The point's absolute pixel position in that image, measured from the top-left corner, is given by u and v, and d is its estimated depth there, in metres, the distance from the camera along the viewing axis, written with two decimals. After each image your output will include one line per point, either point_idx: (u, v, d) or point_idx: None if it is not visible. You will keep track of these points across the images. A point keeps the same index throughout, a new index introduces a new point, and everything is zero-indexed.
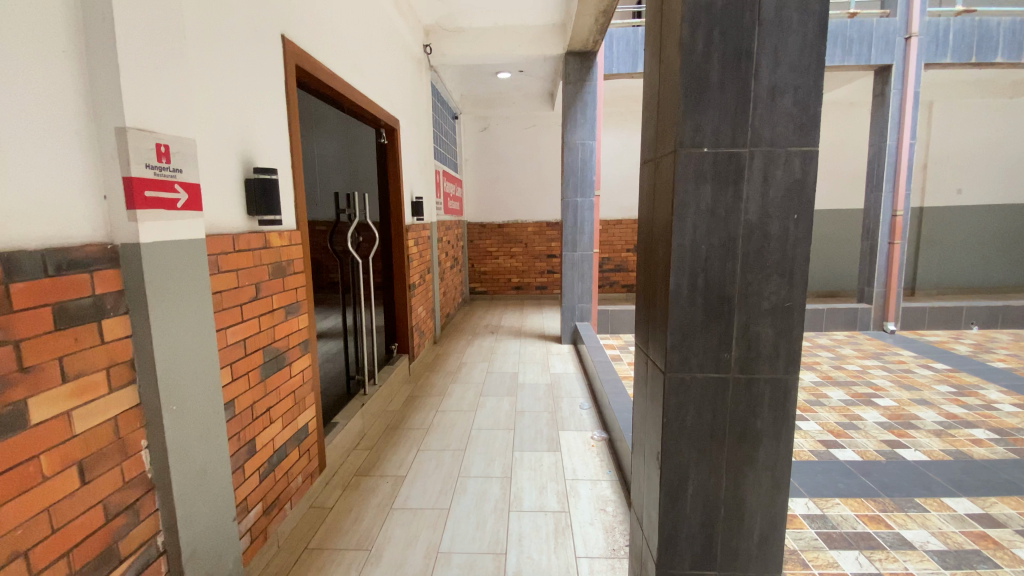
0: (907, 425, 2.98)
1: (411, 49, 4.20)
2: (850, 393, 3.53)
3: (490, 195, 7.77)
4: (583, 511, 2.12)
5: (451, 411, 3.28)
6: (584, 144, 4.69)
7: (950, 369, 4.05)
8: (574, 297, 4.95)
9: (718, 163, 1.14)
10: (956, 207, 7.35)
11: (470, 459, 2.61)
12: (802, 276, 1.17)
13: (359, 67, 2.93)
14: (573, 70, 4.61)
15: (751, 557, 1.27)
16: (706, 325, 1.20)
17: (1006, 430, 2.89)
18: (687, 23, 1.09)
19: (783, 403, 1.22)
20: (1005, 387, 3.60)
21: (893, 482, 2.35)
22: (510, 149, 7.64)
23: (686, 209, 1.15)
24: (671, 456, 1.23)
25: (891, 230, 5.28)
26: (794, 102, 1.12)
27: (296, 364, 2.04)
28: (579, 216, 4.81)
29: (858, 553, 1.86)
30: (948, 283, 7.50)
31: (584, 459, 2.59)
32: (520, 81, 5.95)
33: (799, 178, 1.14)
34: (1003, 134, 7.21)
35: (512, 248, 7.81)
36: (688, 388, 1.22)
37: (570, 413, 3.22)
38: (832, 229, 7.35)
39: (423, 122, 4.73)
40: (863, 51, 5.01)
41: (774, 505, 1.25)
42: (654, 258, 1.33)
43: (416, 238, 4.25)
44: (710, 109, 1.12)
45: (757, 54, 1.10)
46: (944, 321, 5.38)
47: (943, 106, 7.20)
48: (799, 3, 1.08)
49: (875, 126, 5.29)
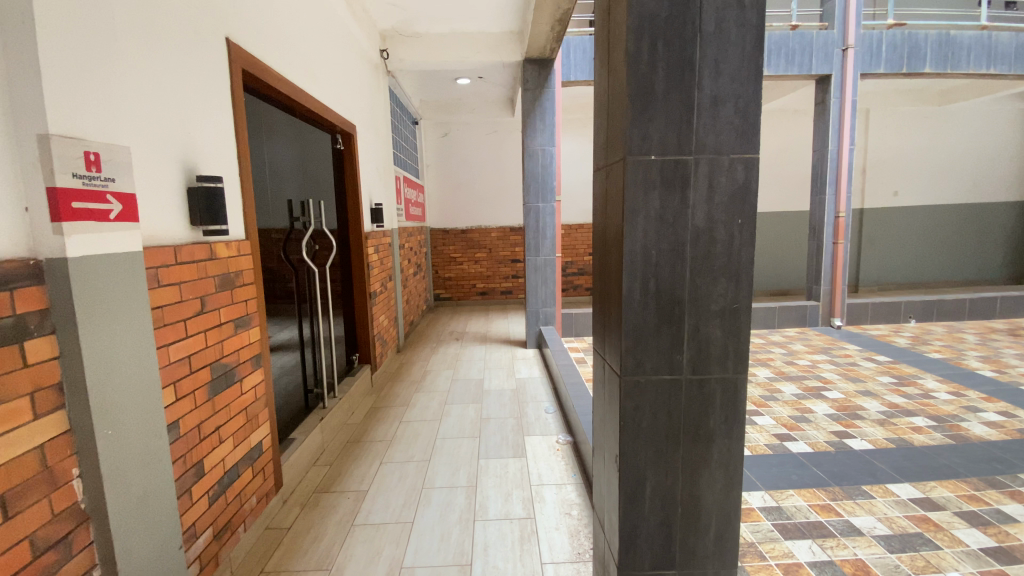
0: (853, 416, 3.13)
1: (367, 54, 4.13)
2: (801, 387, 3.69)
3: (452, 201, 7.73)
4: (548, 516, 2.12)
5: (415, 421, 3.23)
6: (544, 150, 4.75)
7: (891, 361, 4.29)
8: (537, 302, 4.98)
9: (665, 170, 1.17)
10: (893, 208, 7.83)
11: (434, 469, 2.58)
12: (747, 279, 1.21)
13: (312, 71, 2.86)
14: (532, 76, 4.66)
15: (708, 556, 1.29)
16: (658, 329, 1.22)
17: (942, 417, 3.08)
18: (632, 34, 1.12)
19: (734, 402, 1.26)
20: (941, 376, 3.84)
21: (841, 471, 2.46)
22: (470, 155, 7.64)
23: (636, 216, 1.17)
24: (629, 459, 1.25)
25: (835, 230, 5.54)
26: (735, 111, 1.16)
27: (247, 379, 1.96)
28: (540, 221, 4.85)
29: (811, 542, 1.94)
30: (887, 279, 7.97)
31: (550, 463, 2.59)
32: (479, 88, 5.96)
33: (742, 184, 1.18)
34: (933, 139, 7.73)
35: (475, 253, 7.78)
36: (642, 390, 1.24)
37: (535, 418, 3.23)
38: (780, 231, 7.69)
39: (381, 126, 4.66)
40: (804, 61, 5.30)
41: (728, 501, 1.28)
42: (608, 264, 1.34)
43: (376, 245, 4.17)
44: (656, 117, 1.15)
45: (700, 65, 1.14)
46: (885, 316, 5.70)
47: (879, 113, 7.66)
48: (738, 15, 1.13)
49: (818, 132, 5.57)
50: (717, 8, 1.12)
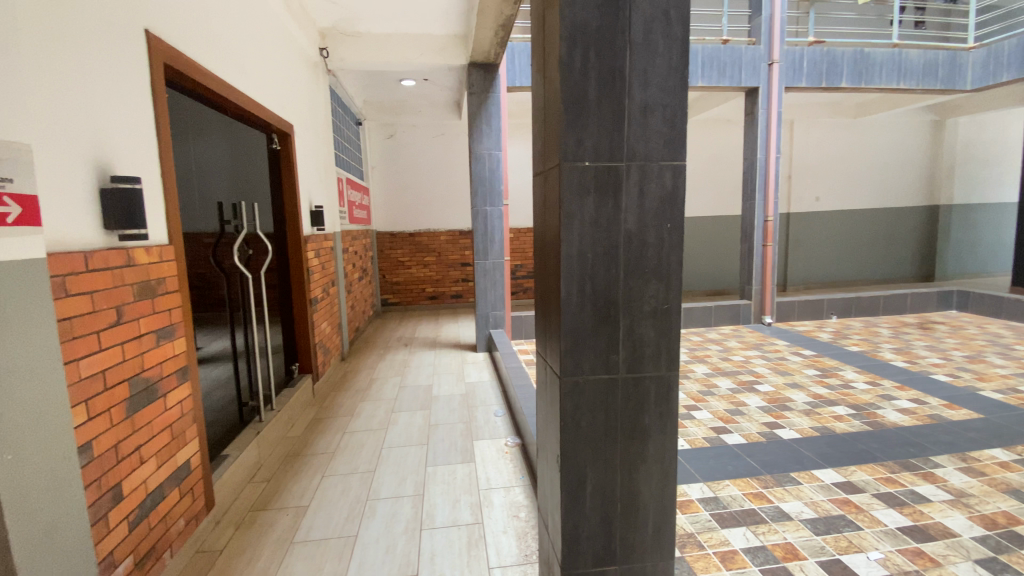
0: (783, 407, 3.34)
1: (305, 52, 3.99)
2: (736, 382, 3.90)
3: (399, 204, 7.60)
4: (496, 520, 2.12)
5: (359, 431, 3.13)
6: (490, 154, 4.77)
7: (816, 354, 4.62)
8: (486, 305, 4.98)
9: (599, 176, 1.20)
10: (815, 213, 8.43)
11: (379, 479, 2.51)
12: (677, 281, 1.27)
13: (244, 67, 2.73)
14: (477, 80, 4.67)
15: (646, 549, 1.33)
16: (595, 330, 1.25)
17: (860, 405, 3.35)
18: (565, 42, 1.14)
19: (666, 399, 1.31)
20: (859, 368, 4.18)
21: (772, 460, 2.62)
22: (416, 157, 7.54)
23: (571, 220, 1.20)
24: (570, 459, 1.27)
25: (764, 233, 5.89)
26: (663, 120, 1.21)
27: (172, 395, 1.83)
28: (488, 225, 4.86)
29: (745, 529, 2.05)
30: (811, 279, 8.57)
31: (498, 467, 2.59)
32: (424, 90, 5.89)
33: (670, 191, 1.23)
34: (849, 149, 8.40)
35: (424, 257, 7.67)
36: (581, 391, 1.26)
37: (484, 422, 3.22)
38: (716, 233, 8.10)
39: (322, 127, 4.51)
40: (735, 74, 5.64)
41: (664, 495, 1.33)
42: (547, 267, 1.36)
43: (317, 250, 4.02)
44: (589, 124, 1.18)
45: (630, 75, 1.18)
46: (810, 313, 6.12)
47: (802, 124, 8.24)
48: (664, 28, 1.18)
49: (748, 141, 5.92)
50: (645, 20, 1.17)
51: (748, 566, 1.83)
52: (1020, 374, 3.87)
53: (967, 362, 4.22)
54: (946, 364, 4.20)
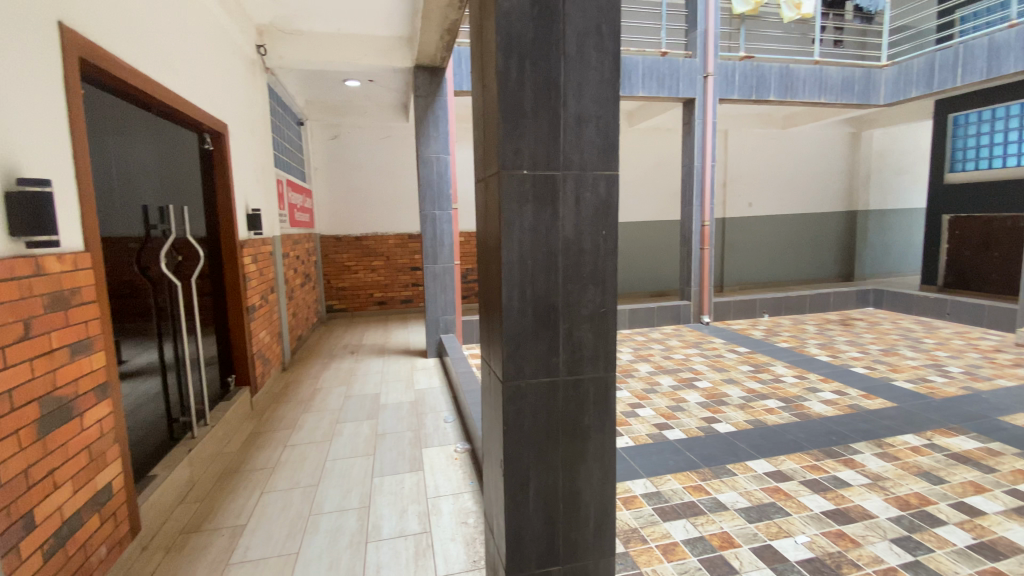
0: (720, 402, 3.52)
1: (240, 48, 3.81)
2: (677, 379, 4.07)
3: (344, 207, 7.39)
4: (444, 528, 2.10)
5: (302, 444, 3.02)
6: (438, 157, 4.75)
7: (750, 351, 4.90)
8: (436, 310, 4.93)
9: (536, 184, 1.23)
10: (748, 218, 8.95)
11: (323, 493, 2.43)
12: (612, 285, 1.32)
13: (172, 63, 2.59)
14: (423, 83, 4.63)
15: (589, 547, 1.37)
16: (536, 334, 1.28)
17: (789, 398, 3.59)
18: (501, 53, 1.16)
19: (605, 400, 1.35)
20: (788, 363, 4.47)
21: (710, 453, 2.75)
22: (362, 159, 7.38)
23: (511, 227, 1.22)
24: (513, 463, 1.28)
25: (701, 238, 6.17)
26: (597, 131, 1.25)
27: (89, 414, 1.69)
28: (437, 229, 4.82)
29: (685, 521, 2.14)
30: (745, 280, 9.08)
31: (447, 474, 2.57)
32: (369, 92, 5.77)
33: (605, 199, 1.28)
34: (778, 158, 8.98)
35: (371, 261, 7.49)
36: (523, 394, 1.28)
37: (433, 429, 3.19)
38: (658, 237, 8.42)
39: (260, 127, 4.33)
40: (673, 85, 5.90)
41: (605, 493, 1.37)
42: (489, 274, 1.37)
43: (254, 255, 3.84)
44: (526, 133, 1.20)
45: (564, 86, 1.22)
46: (745, 311, 6.49)
47: (735, 134, 8.72)
48: (597, 42, 1.22)
49: (686, 149, 6.20)
50: (578, 33, 1.21)
51: (688, 557, 1.91)
52: (926, 365, 4.27)
53: (882, 356, 4.60)
54: (864, 357, 4.57)
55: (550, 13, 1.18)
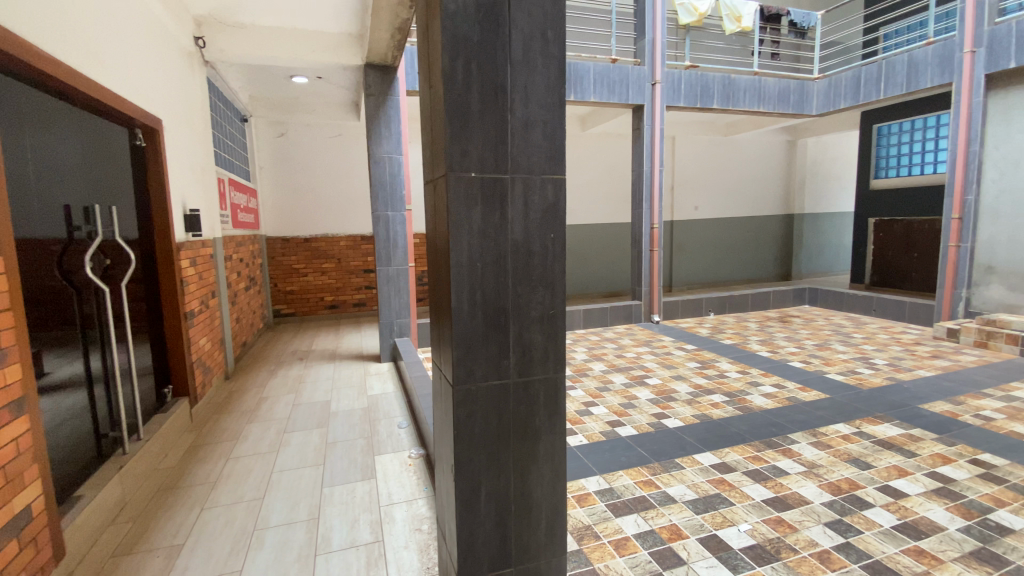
0: (669, 398, 3.65)
1: (177, 40, 3.60)
2: (629, 377, 4.18)
3: (291, 207, 7.13)
4: (397, 536, 2.06)
5: (246, 456, 2.88)
6: (391, 157, 4.67)
7: (697, 348, 5.11)
8: (390, 313, 4.83)
9: (484, 186, 1.23)
10: (695, 220, 9.32)
11: (269, 506, 2.33)
12: (561, 287, 1.34)
13: (99, 54, 2.42)
14: (374, 82, 4.53)
15: (540, 547, 1.38)
16: (486, 336, 1.28)
17: (733, 392, 3.76)
18: (446, 54, 1.16)
19: (555, 400, 1.37)
20: (731, 358, 4.69)
21: (660, 448, 2.84)
22: (311, 158, 7.15)
23: (459, 230, 1.21)
24: (463, 467, 1.28)
25: (651, 240, 6.36)
26: (543, 135, 1.27)
27: (3, 432, 1.55)
28: (390, 231, 4.74)
29: (636, 516, 2.20)
30: (692, 280, 9.45)
31: (400, 481, 2.52)
32: (318, 89, 5.59)
33: (552, 203, 1.30)
34: (722, 163, 9.40)
35: (321, 263, 7.26)
36: (473, 398, 1.28)
37: (387, 435, 3.12)
38: (610, 239, 8.63)
39: (199, 123, 4.11)
40: (623, 92, 6.07)
41: (555, 493, 1.39)
42: (439, 276, 1.36)
43: (192, 258, 3.64)
44: (473, 136, 1.20)
45: (511, 90, 1.22)
46: (692, 310, 6.75)
47: (682, 141, 9.06)
48: (542, 47, 1.24)
49: (636, 154, 6.38)
50: (524, 38, 1.22)
51: (639, 551, 1.96)
52: (855, 358, 4.59)
53: (816, 350, 4.91)
54: (800, 352, 4.86)
55: (496, 17, 1.19)
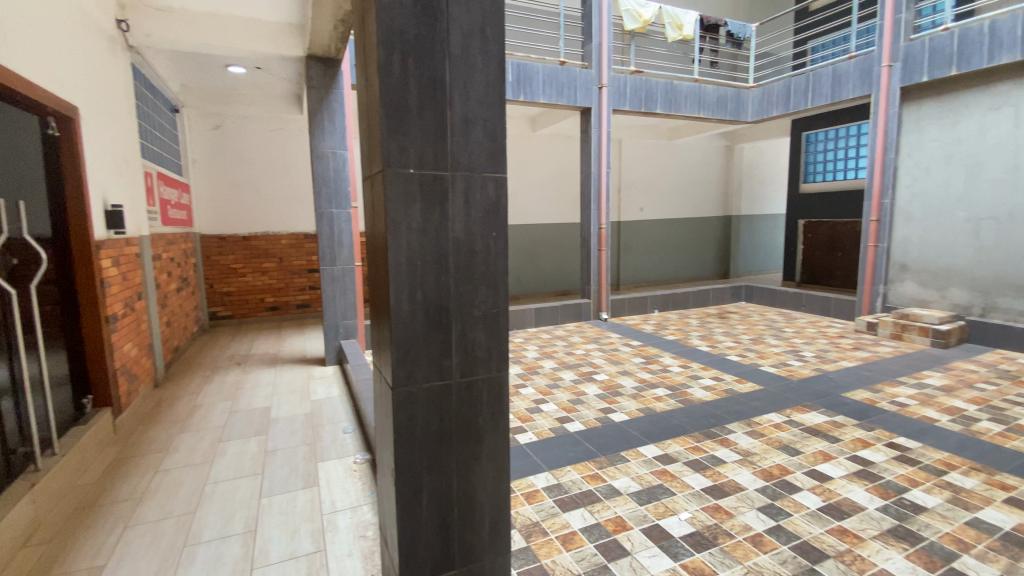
0: (615, 393, 3.75)
1: (96, 22, 3.32)
2: (578, 373, 4.25)
3: (228, 204, 6.76)
4: (339, 544, 1.99)
5: (176, 468, 2.70)
6: (335, 153, 4.51)
7: (642, 344, 5.27)
8: (335, 314, 4.67)
9: (424, 183, 1.21)
10: (640, 221, 9.62)
11: (200, 521, 2.19)
12: (503, 286, 1.34)
13: (3, 35, 2.18)
14: (316, 74, 4.36)
15: (485, 548, 1.38)
16: (428, 336, 1.25)
17: (675, 385, 3.91)
18: (382, 47, 1.13)
19: (499, 399, 1.37)
20: (674, 353, 4.87)
21: (606, 442, 2.91)
22: (249, 152, 6.80)
23: (398, 227, 1.18)
24: (404, 470, 1.25)
25: (599, 240, 6.50)
26: (484, 132, 1.26)
27: None
28: (335, 229, 4.59)
29: (583, 510, 2.24)
30: (638, 278, 9.75)
31: (345, 487, 2.45)
32: (257, 80, 5.32)
33: (494, 201, 1.30)
34: (666, 166, 9.75)
35: (261, 263, 6.93)
36: (414, 399, 1.25)
37: (331, 441, 3.02)
38: (560, 239, 8.75)
39: (123, 113, 3.81)
40: (571, 94, 6.17)
41: (499, 492, 1.39)
42: (377, 275, 1.32)
43: (114, 257, 3.37)
44: (411, 132, 1.18)
45: (450, 85, 1.21)
46: (638, 308, 6.96)
47: (629, 143, 9.31)
48: (481, 44, 1.23)
49: (584, 155, 6.50)
50: (463, 33, 1.21)
51: (584, 544, 2.00)
52: (786, 351, 4.89)
53: (752, 344, 5.19)
54: (736, 346, 5.12)
55: (434, 12, 1.17)
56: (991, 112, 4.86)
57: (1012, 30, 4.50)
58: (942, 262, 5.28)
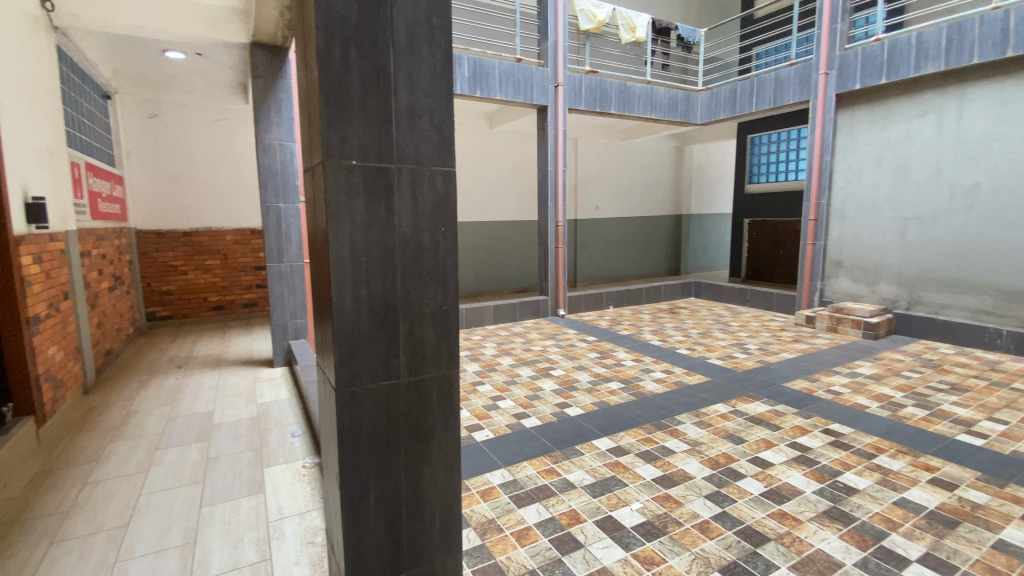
0: (571, 388, 3.80)
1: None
2: (534, 369, 4.28)
3: (167, 198, 6.36)
4: (286, 552, 1.92)
5: (107, 479, 2.52)
6: (282, 144, 4.33)
7: (598, 339, 5.37)
8: (283, 313, 4.49)
9: (368, 176, 1.17)
10: (596, 219, 9.78)
11: (134, 535, 2.05)
12: (453, 282, 1.32)
13: None
14: (262, 62, 4.17)
15: (435, 549, 1.36)
16: (373, 335, 1.22)
17: (628, 379, 4.00)
18: (321, 33, 1.08)
19: (449, 398, 1.35)
20: (628, 348, 4.99)
21: (562, 437, 2.94)
22: (190, 144, 6.42)
23: (340, 221, 1.14)
24: (349, 472, 1.21)
25: (556, 237, 6.56)
26: (431, 125, 1.24)
27: None
28: (282, 224, 4.40)
29: (538, 505, 2.25)
30: (594, 275, 9.91)
31: (292, 493, 2.36)
32: (198, 67, 5.02)
33: (442, 195, 1.27)
34: (620, 165, 9.95)
35: (204, 260, 6.58)
36: (359, 401, 1.21)
37: (278, 446, 2.90)
38: (518, 236, 8.77)
39: (46, 98, 3.51)
40: (527, 92, 6.18)
41: (450, 492, 1.38)
42: (319, 272, 1.27)
43: (36, 253, 3.10)
44: (354, 122, 1.14)
45: (395, 76, 1.18)
46: (594, 304, 7.08)
47: (585, 142, 9.44)
48: (427, 34, 1.20)
49: (541, 153, 6.53)
50: (407, 23, 1.17)
51: (539, 539, 2.01)
52: (732, 344, 5.10)
53: (701, 338, 5.38)
54: (686, 340, 5.29)
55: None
56: (917, 119, 5.22)
57: (937, 41, 4.84)
58: (873, 259, 5.65)
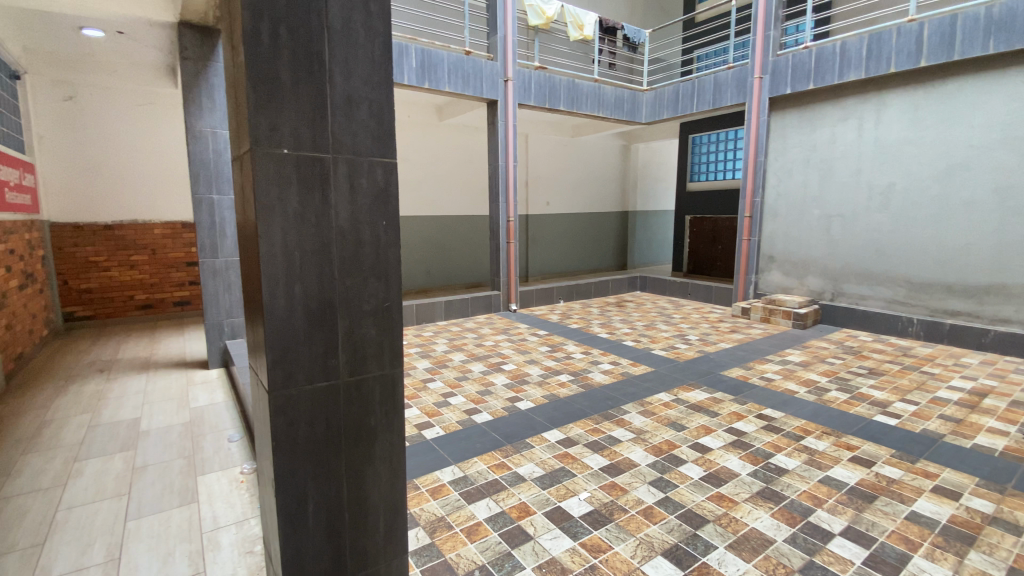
0: (522, 381, 3.82)
1: None
2: (486, 364, 4.27)
3: (85, 188, 5.85)
4: (222, 564, 1.82)
5: (17, 495, 2.29)
6: (214, 132, 4.07)
7: (548, 333, 5.43)
8: (219, 311, 4.25)
9: (301, 167, 1.12)
10: (546, 215, 9.87)
11: (49, 553, 1.88)
12: (395, 278, 1.28)
13: None
14: (190, 44, 3.91)
15: (379, 552, 1.33)
16: (309, 334, 1.17)
17: (578, 371, 4.07)
18: (248, 13, 1.02)
19: (392, 396, 1.31)
20: (577, 341, 5.08)
21: (512, 431, 2.95)
22: (111, 130, 5.92)
23: (270, 214, 1.08)
24: (285, 477, 1.16)
25: (507, 232, 6.56)
26: (369, 114, 1.19)
27: None
28: (216, 217, 4.15)
29: (488, 500, 2.25)
30: (545, 270, 10.01)
31: (229, 501, 2.24)
32: (118, 47, 4.63)
33: (382, 188, 1.23)
34: (570, 162, 10.08)
35: (129, 255, 6.11)
36: (295, 403, 1.17)
37: (214, 452, 2.74)
38: (469, 231, 8.70)
39: None
40: (477, 85, 6.14)
41: (395, 492, 1.35)
42: (250, 267, 1.20)
43: None
44: (285, 109, 1.09)
45: (329, 62, 1.13)
46: (545, 298, 7.15)
47: (535, 138, 9.49)
48: (364, 19, 1.16)
49: (491, 148, 6.51)
50: (343, 6, 1.13)
51: (489, 534, 2.01)
52: (675, 335, 5.31)
53: (646, 330, 5.56)
54: (633, 332, 5.45)
55: None
56: (840, 123, 5.61)
57: (857, 51, 5.20)
58: (802, 254, 6.03)
